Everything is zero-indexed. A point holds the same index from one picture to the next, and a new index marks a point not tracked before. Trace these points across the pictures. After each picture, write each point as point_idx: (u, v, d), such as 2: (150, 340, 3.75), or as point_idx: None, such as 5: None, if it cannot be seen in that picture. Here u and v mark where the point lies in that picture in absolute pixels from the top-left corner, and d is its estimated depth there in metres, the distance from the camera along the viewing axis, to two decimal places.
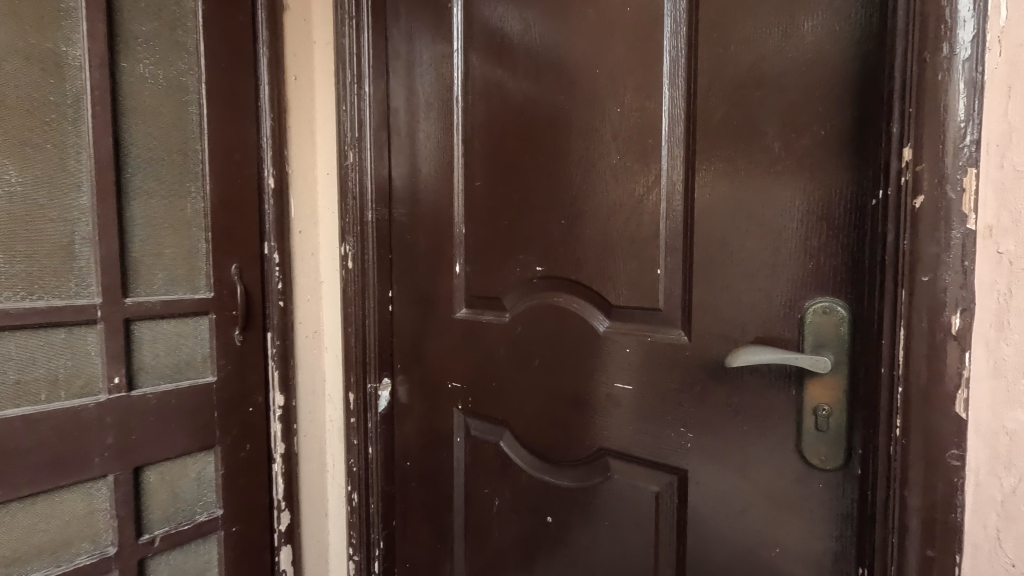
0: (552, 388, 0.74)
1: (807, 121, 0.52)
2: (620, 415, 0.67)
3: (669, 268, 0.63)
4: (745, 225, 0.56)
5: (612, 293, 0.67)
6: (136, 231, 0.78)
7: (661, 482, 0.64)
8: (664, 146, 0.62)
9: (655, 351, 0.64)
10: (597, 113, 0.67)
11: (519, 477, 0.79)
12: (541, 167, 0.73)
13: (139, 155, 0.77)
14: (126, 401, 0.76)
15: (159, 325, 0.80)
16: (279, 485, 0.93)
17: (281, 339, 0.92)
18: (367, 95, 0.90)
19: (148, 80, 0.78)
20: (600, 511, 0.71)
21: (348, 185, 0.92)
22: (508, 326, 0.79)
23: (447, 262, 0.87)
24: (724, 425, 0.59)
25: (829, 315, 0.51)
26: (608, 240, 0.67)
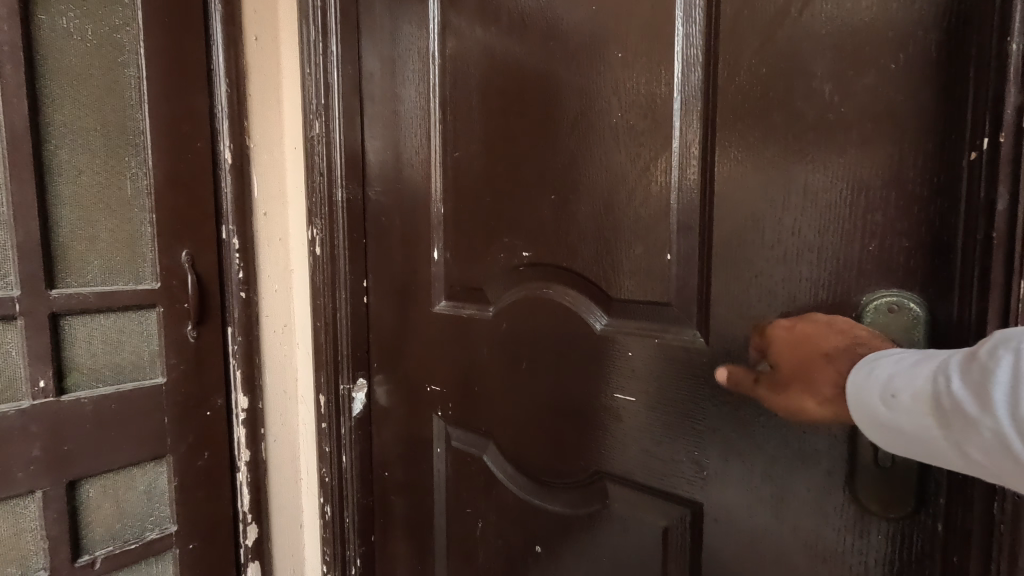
0: (544, 396, 0.63)
1: (870, 54, 0.39)
2: (623, 432, 0.56)
3: (682, 254, 0.50)
4: (778, 196, 0.44)
5: (612, 283, 0.55)
6: (65, 212, 0.68)
7: (670, 516, 0.53)
8: (678, 99, 0.49)
9: (664, 356, 0.52)
10: (596, 61, 0.54)
11: (505, 496, 0.68)
12: (531, 131, 0.61)
13: (64, 124, 0.67)
14: (54, 407, 0.66)
15: (94, 321, 0.71)
16: (245, 497, 0.83)
17: (243, 335, 0.81)
18: (334, 55, 0.78)
19: (73, 37, 0.68)
20: (599, 544, 0.59)
21: (314, 160, 0.80)
22: (492, 322, 0.67)
23: (425, 248, 0.76)
24: (749, 448, 0.47)
25: (897, 312, 0.39)
26: (605, 219, 0.55)
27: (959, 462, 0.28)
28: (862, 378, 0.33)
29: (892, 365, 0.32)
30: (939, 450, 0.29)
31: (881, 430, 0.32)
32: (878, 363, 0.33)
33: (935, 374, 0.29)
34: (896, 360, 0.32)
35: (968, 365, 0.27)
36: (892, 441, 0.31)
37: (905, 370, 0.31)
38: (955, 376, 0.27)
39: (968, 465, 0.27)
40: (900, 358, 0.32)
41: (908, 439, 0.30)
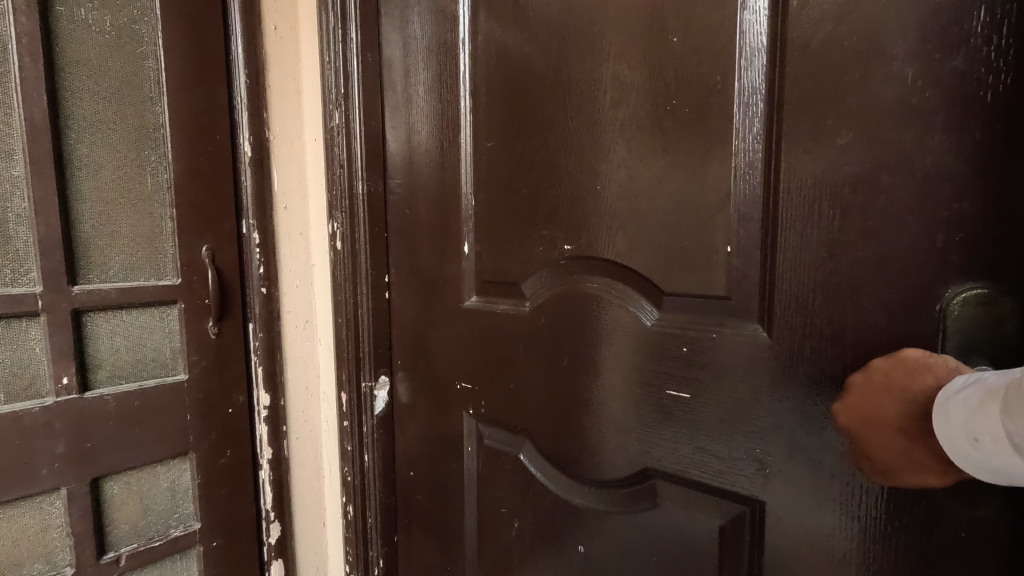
0: (584, 396, 0.59)
1: (958, 28, 0.35)
2: (673, 431, 0.53)
3: (743, 246, 0.46)
4: (851, 183, 0.40)
5: (663, 277, 0.52)
6: (86, 207, 0.67)
7: (727, 514, 0.50)
8: (739, 79, 0.45)
9: (725, 353, 0.48)
10: (640, 41, 0.51)
11: (543, 496, 0.66)
12: (568, 118, 0.57)
13: (83, 118, 0.66)
14: (78, 404, 0.66)
15: (117, 317, 0.70)
16: (268, 494, 0.83)
17: (265, 331, 0.80)
18: (354, 42, 0.75)
19: (92, 28, 0.66)
20: (650, 545, 0.56)
21: (334, 151, 0.78)
22: (529, 317, 0.64)
23: (456, 242, 0.73)
24: (813, 444, 0.44)
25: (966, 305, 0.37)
26: (655, 208, 0.51)
27: None
28: (947, 425, 0.31)
29: (961, 409, 0.30)
30: None
31: (991, 473, 0.29)
32: (954, 406, 0.31)
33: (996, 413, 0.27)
34: (965, 397, 0.30)
35: (1018, 402, 0.25)
36: (1005, 482, 0.29)
37: (970, 413, 0.29)
38: (1011, 415, 0.26)
39: None
40: (967, 396, 0.30)
41: (1014, 479, 0.28)
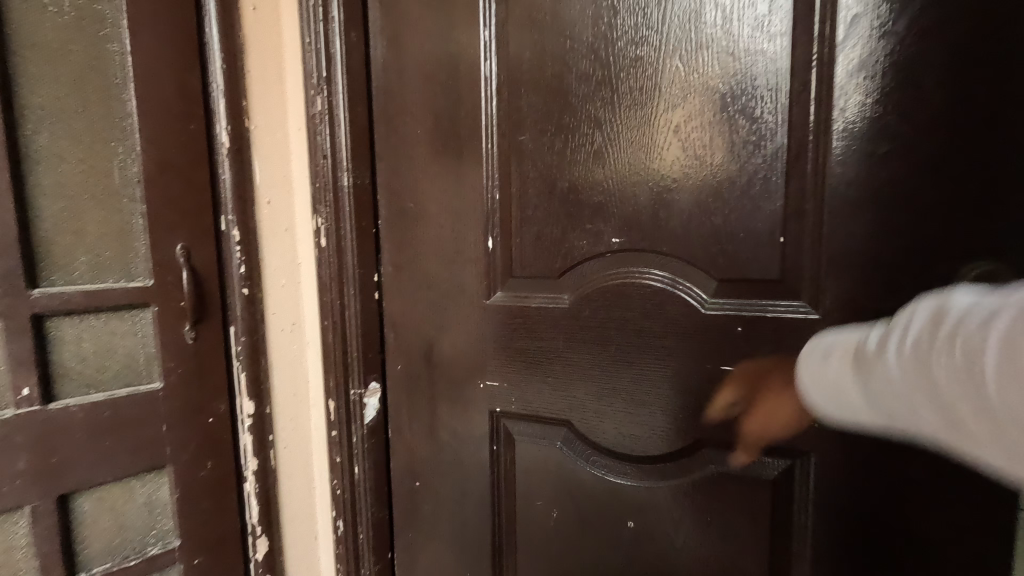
0: (640, 377, 0.65)
1: (911, 73, 0.51)
2: (729, 401, 0.61)
3: (792, 239, 0.57)
4: (856, 194, 0.54)
5: (718, 268, 0.60)
6: (47, 203, 0.63)
7: (776, 467, 0.60)
8: (761, 111, 0.56)
9: (776, 327, 0.58)
10: (689, 58, 0.59)
11: (586, 477, 0.69)
12: (613, 124, 0.63)
13: (43, 108, 0.62)
14: (41, 416, 0.61)
15: (84, 322, 0.66)
16: (254, 508, 0.78)
17: (247, 335, 0.74)
18: (337, 24, 0.70)
19: (50, 10, 0.61)
20: (702, 504, 0.63)
21: (317, 141, 0.72)
22: (572, 311, 0.67)
23: (479, 237, 0.71)
24: None
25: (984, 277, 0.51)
26: (712, 203, 0.59)
27: (868, 412, 0.35)
28: (816, 350, 0.41)
29: (834, 340, 0.40)
30: (852, 400, 0.36)
31: (825, 392, 0.39)
32: (828, 338, 0.41)
33: (865, 339, 0.36)
34: (837, 336, 0.40)
35: (884, 331, 0.34)
36: (824, 401, 0.39)
37: (842, 343, 0.38)
38: (872, 339, 0.35)
39: (871, 409, 0.35)
40: (839, 336, 0.40)
41: (835, 398, 0.38)
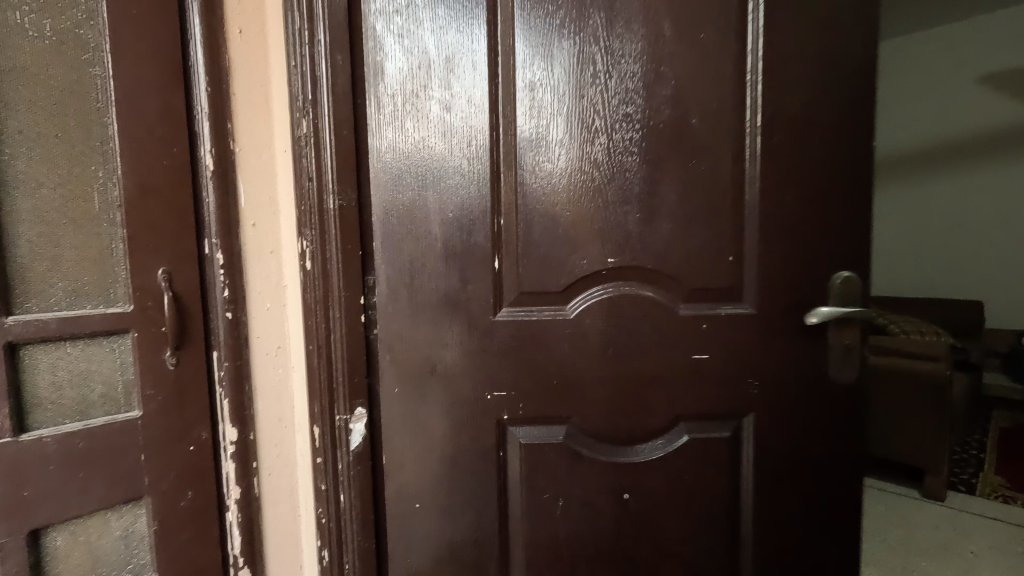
0: (633, 372, 0.76)
1: (801, 138, 0.74)
2: (698, 381, 0.76)
3: (737, 255, 0.75)
4: (775, 220, 0.75)
5: (687, 278, 0.75)
6: (23, 229, 0.61)
7: (730, 427, 0.77)
8: (721, 163, 0.74)
9: (729, 321, 0.76)
10: (669, 117, 0.73)
11: (591, 467, 0.77)
12: (611, 166, 0.73)
13: (21, 132, 0.61)
14: (12, 448, 0.59)
15: (60, 350, 0.64)
16: (236, 538, 0.75)
17: (231, 360, 0.73)
18: (322, 47, 0.70)
19: (30, 35, 0.61)
20: (683, 469, 0.77)
21: (302, 162, 0.72)
22: (576, 321, 0.74)
23: (484, 257, 0.73)
24: (771, 368, 0.77)
25: (848, 280, 0.75)
26: (688, 232, 0.74)
27: None
28: None
29: None
30: None
31: None
32: None
33: None
34: None
35: None
36: None
37: None
38: None
39: None
40: None
41: None
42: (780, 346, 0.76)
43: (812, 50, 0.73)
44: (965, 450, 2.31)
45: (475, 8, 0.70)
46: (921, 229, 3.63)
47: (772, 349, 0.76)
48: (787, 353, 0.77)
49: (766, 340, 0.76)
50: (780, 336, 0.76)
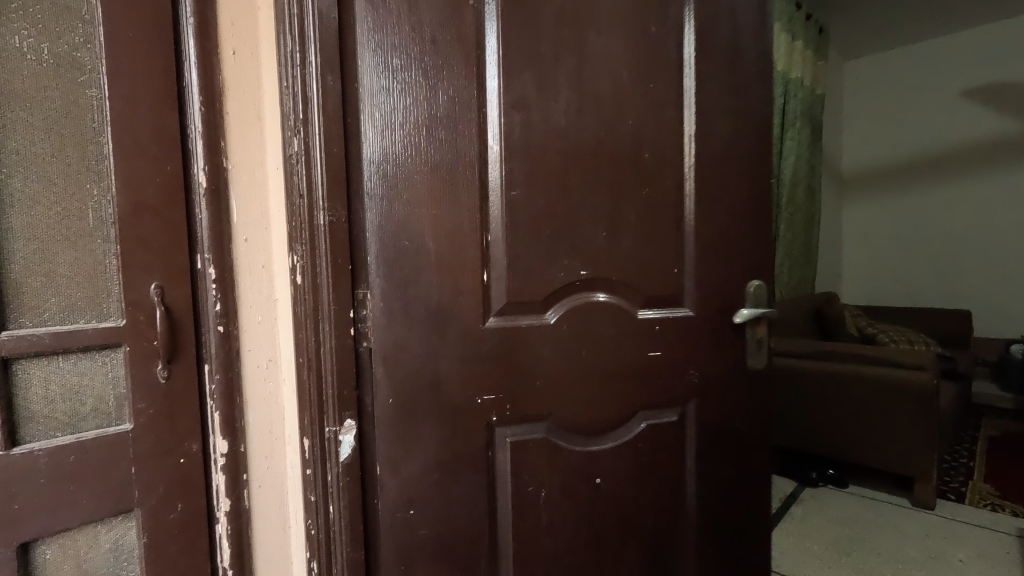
0: (602, 369, 0.90)
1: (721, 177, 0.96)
2: (651, 374, 0.93)
3: (680, 269, 0.94)
4: (707, 242, 0.95)
5: (642, 289, 0.92)
6: (19, 246, 0.63)
7: (674, 412, 0.96)
8: (665, 193, 0.92)
9: (673, 324, 0.94)
10: (626, 155, 0.89)
11: (570, 456, 0.88)
12: (577, 194, 0.87)
13: (18, 152, 0.62)
14: (4, 461, 0.60)
15: (53, 363, 0.65)
16: (225, 550, 0.76)
17: (222, 372, 0.75)
18: (313, 67, 0.72)
19: (28, 57, 0.62)
20: (641, 450, 0.93)
21: (294, 179, 0.74)
22: (555, 328, 0.86)
23: (473, 273, 0.81)
24: (704, 358, 0.97)
25: (758, 287, 0.99)
26: (643, 248, 0.91)
27: None
28: None
29: None
30: None
31: None
32: None
33: None
34: None
35: None
36: None
37: None
38: None
39: None
40: None
41: None
42: (711, 341, 0.97)
43: (722, 110, 0.95)
44: (954, 459, 2.34)
45: (451, 53, 0.78)
46: (906, 240, 3.77)
47: (704, 343, 0.97)
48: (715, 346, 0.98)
49: (697, 338, 0.96)
50: (709, 334, 0.97)
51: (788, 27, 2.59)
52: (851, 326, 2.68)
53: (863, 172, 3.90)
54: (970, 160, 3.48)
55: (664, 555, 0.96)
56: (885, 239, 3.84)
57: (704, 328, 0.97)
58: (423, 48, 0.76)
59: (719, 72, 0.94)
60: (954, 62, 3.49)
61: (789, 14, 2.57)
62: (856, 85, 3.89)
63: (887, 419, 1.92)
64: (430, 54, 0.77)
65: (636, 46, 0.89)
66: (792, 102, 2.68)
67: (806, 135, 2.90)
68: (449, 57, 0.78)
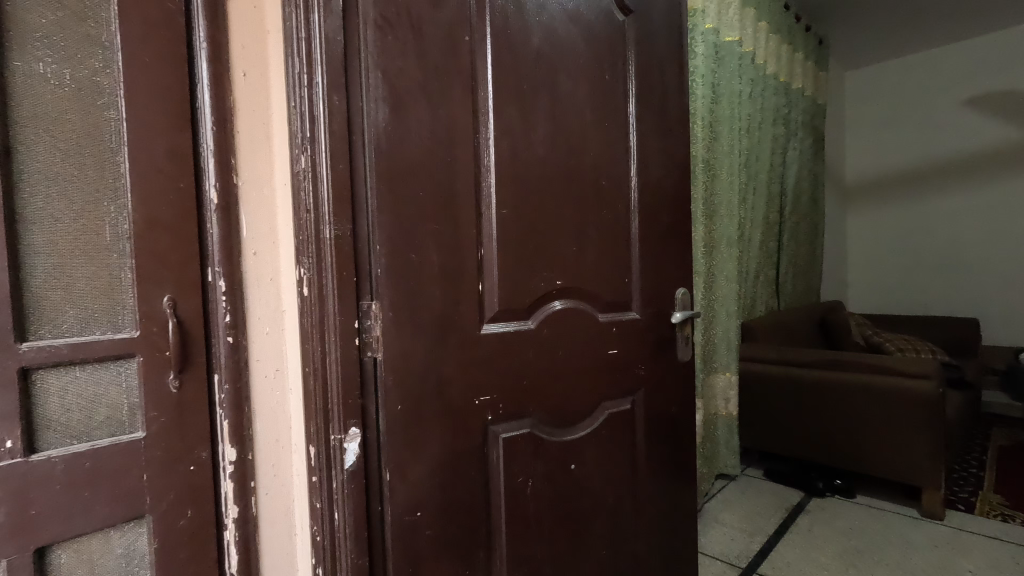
0: (574, 366, 1.03)
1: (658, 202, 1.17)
2: (609, 368, 1.10)
3: (629, 279, 1.13)
4: (649, 255, 1.15)
5: (602, 296, 1.08)
6: (38, 261, 0.65)
7: (626, 400, 1.13)
8: (619, 214, 1.10)
9: (624, 325, 1.12)
10: (589, 181, 1.04)
11: (550, 445, 0.99)
12: (553, 213, 0.99)
13: (39, 171, 0.65)
14: (22, 468, 0.62)
15: (70, 373, 0.68)
16: (233, 557, 0.78)
17: (231, 382, 0.77)
18: (320, 88, 0.75)
19: (50, 82, 0.66)
20: (604, 435, 1.08)
21: (301, 195, 0.77)
22: (536, 333, 0.97)
23: (471, 285, 0.88)
24: (648, 352, 1.17)
25: (684, 293, 1.23)
26: (603, 261, 1.07)
27: None
28: None
29: None
30: None
31: None
32: None
33: None
34: None
35: None
36: None
37: None
38: None
39: None
40: None
41: None
42: (652, 338, 1.17)
43: (658, 147, 1.16)
44: (965, 469, 2.32)
45: (450, 86, 0.85)
46: (909, 249, 3.77)
47: (648, 341, 1.17)
48: (656, 342, 1.18)
49: (641, 336, 1.15)
50: (650, 331, 1.17)
51: (789, 39, 2.63)
52: (857, 334, 2.67)
53: (866, 182, 3.91)
54: (972, 169, 3.48)
55: (622, 527, 1.12)
56: (890, 248, 3.84)
57: (645, 327, 1.16)
58: (425, 75, 0.82)
59: (657, 114, 1.16)
60: (954, 72, 3.51)
61: (790, 27, 2.60)
62: (858, 95, 3.92)
63: (892, 428, 1.91)
64: (432, 82, 0.83)
65: (595, 91, 1.05)
66: (795, 113, 2.71)
67: (809, 145, 2.92)
68: (448, 88, 0.85)
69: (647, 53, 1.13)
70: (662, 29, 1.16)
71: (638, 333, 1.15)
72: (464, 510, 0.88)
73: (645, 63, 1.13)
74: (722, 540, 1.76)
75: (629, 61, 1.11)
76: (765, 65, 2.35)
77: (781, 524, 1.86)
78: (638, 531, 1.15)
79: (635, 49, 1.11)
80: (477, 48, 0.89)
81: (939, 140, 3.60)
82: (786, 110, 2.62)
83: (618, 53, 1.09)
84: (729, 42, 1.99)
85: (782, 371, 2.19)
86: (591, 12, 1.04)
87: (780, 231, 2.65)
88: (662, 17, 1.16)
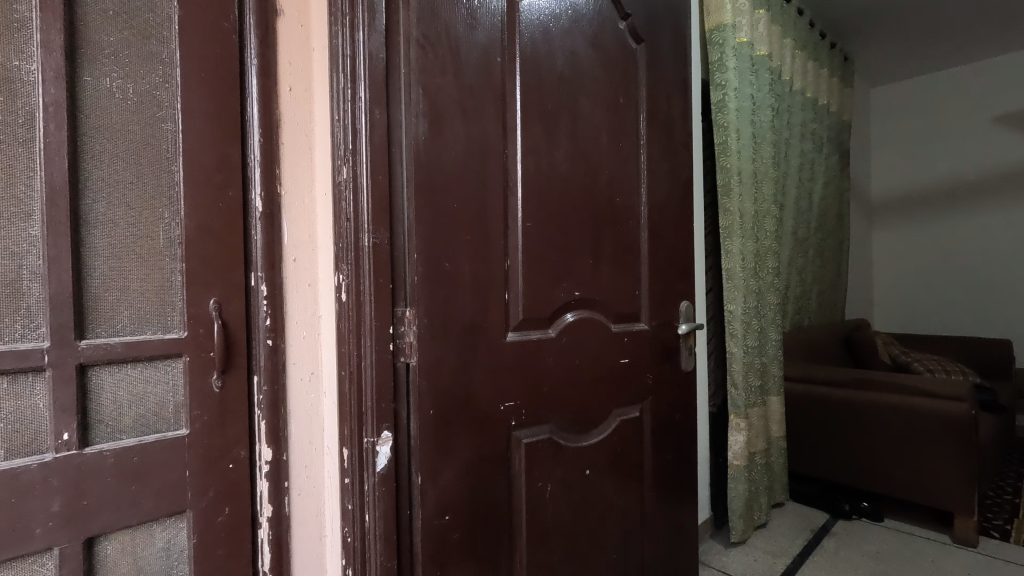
0: (590, 374, 1.05)
1: (665, 216, 1.20)
2: (621, 377, 1.11)
3: (639, 291, 1.15)
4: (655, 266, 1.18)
5: (616, 306, 1.10)
6: (98, 262, 0.68)
7: (636, 408, 1.14)
8: (630, 228, 1.12)
9: (636, 334, 1.14)
10: (606, 195, 1.07)
11: (567, 451, 1.00)
12: (573, 225, 1.01)
13: (102, 178, 0.69)
14: (77, 460, 0.65)
15: (122, 371, 0.70)
16: (266, 555, 0.80)
17: (269, 384, 0.80)
18: (363, 102, 0.78)
19: (116, 96, 0.69)
20: (616, 442, 1.09)
21: (342, 205, 0.80)
22: (555, 341, 0.98)
23: (498, 294, 0.90)
24: (655, 363, 1.19)
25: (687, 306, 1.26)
26: (615, 273, 1.09)
27: None
28: None
29: None
30: None
31: None
32: None
33: None
34: None
35: None
36: None
37: None
38: None
39: None
40: None
41: None
42: (659, 349, 1.19)
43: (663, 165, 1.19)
44: (997, 495, 2.24)
45: (483, 103, 0.88)
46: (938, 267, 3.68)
47: (655, 351, 1.18)
48: (662, 353, 1.20)
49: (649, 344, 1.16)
50: (656, 339, 1.19)
51: (815, 55, 2.62)
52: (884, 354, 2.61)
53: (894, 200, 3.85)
54: (1004, 188, 3.40)
55: (632, 536, 1.12)
56: (919, 266, 3.76)
57: (653, 336, 1.18)
58: (460, 90, 0.85)
59: (664, 132, 1.19)
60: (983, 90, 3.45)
61: (815, 43, 2.60)
62: (884, 111, 3.88)
63: (922, 449, 1.86)
64: (469, 99, 0.86)
65: (611, 110, 1.08)
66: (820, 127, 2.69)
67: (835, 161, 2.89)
68: (483, 105, 0.88)
69: (656, 78, 1.17)
70: (670, 57, 1.21)
71: (647, 342, 1.16)
72: (489, 515, 0.89)
73: (654, 87, 1.16)
74: (747, 561, 1.72)
75: (639, 85, 1.14)
76: (790, 82, 2.34)
77: (808, 547, 1.81)
78: (647, 541, 1.16)
79: (646, 69, 1.15)
80: (508, 67, 0.92)
81: (967, 157, 3.54)
82: (812, 126, 2.60)
83: (631, 77, 1.12)
84: (760, 57, 1.98)
85: (809, 391, 2.16)
86: (608, 37, 1.07)
87: (806, 248, 2.62)
88: (667, 46, 1.20)
